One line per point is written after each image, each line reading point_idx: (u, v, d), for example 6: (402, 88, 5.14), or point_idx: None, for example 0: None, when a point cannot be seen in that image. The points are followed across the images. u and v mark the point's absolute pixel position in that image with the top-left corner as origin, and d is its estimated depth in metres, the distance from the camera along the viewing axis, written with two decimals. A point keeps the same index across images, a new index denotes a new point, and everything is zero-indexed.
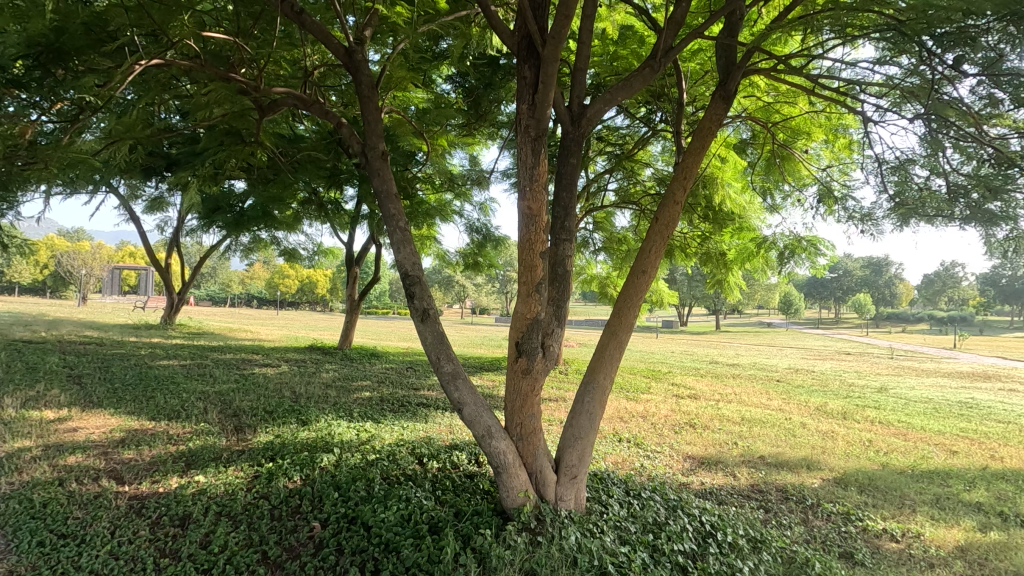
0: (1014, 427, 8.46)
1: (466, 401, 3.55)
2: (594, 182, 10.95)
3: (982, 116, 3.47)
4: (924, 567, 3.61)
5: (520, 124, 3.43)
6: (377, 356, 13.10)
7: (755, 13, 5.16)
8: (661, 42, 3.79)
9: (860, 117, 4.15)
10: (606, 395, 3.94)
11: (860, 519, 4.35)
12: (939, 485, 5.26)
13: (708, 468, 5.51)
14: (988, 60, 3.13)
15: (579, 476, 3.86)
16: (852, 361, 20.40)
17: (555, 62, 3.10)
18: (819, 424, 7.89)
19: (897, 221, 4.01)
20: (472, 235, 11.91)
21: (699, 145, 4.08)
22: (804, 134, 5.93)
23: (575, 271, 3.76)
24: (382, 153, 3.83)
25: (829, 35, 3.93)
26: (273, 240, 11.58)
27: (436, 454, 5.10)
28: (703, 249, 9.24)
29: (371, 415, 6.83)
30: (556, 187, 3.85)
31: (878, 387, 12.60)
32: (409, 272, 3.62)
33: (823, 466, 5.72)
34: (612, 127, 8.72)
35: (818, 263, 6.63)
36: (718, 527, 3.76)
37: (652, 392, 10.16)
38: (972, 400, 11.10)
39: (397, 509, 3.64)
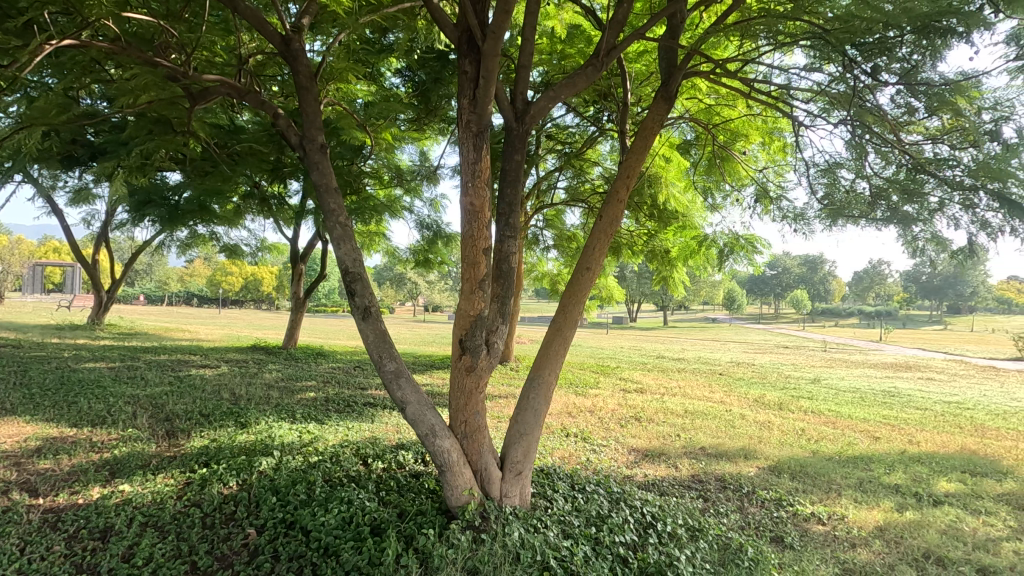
0: (930, 413, 9.11)
1: (410, 400, 3.49)
2: (545, 179, 11.03)
3: (900, 123, 3.66)
4: (848, 547, 3.83)
5: (461, 119, 3.39)
6: (323, 355, 12.74)
7: (696, 17, 5.27)
8: (603, 41, 3.81)
9: (793, 121, 4.34)
10: (551, 391, 3.97)
11: (790, 504, 4.57)
12: (862, 469, 5.60)
13: (651, 460, 5.65)
14: (904, 70, 3.35)
15: (524, 473, 3.88)
16: (789, 354, 21.48)
17: (495, 59, 3.08)
18: (757, 415, 8.24)
19: (826, 221, 4.22)
20: (423, 232, 11.76)
21: (642, 144, 4.17)
22: (743, 136, 6.14)
23: (519, 268, 3.75)
24: (322, 146, 3.71)
25: (765, 42, 4.08)
26: (211, 235, 11.06)
27: (381, 454, 5.01)
28: (649, 247, 9.47)
29: (315, 416, 6.64)
30: (502, 183, 3.82)
31: (812, 378, 13.31)
32: (350, 269, 3.52)
33: (759, 455, 5.97)
34: (562, 125, 8.79)
35: (755, 260, 6.91)
36: (658, 518, 3.86)
37: (600, 387, 10.33)
38: (895, 389, 11.89)
39: (338, 512, 3.54)
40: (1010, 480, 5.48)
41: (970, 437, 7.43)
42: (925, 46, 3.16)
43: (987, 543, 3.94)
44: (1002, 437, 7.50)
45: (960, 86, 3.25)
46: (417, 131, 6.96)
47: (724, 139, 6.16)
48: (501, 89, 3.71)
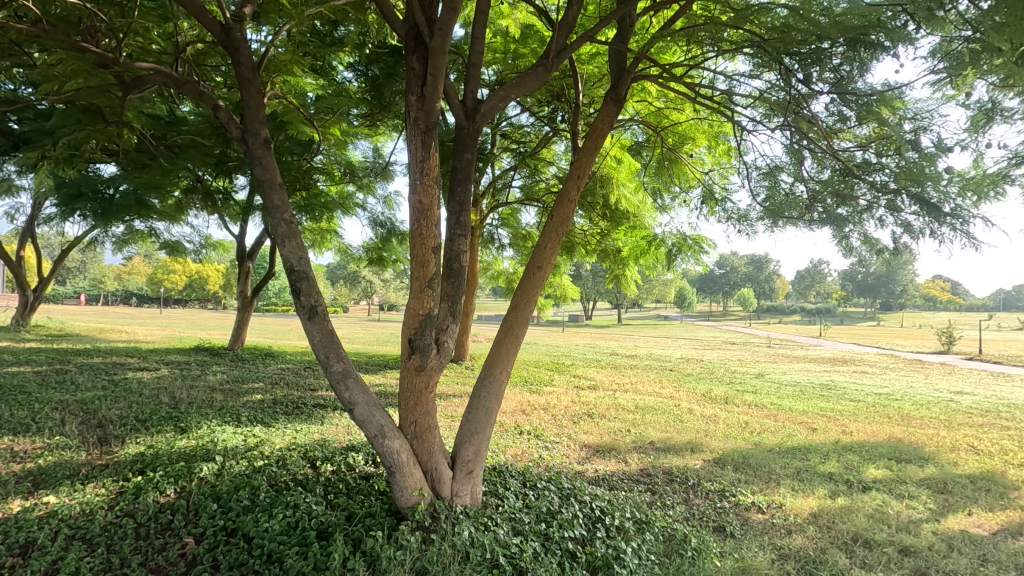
0: (862, 405, 9.66)
1: (358, 401, 3.42)
2: (500, 178, 11.04)
3: (833, 131, 3.83)
4: (785, 534, 4.01)
5: (409, 116, 3.34)
6: (271, 356, 12.36)
7: (646, 21, 5.38)
8: (554, 42, 3.83)
9: (736, 126, 4.50)
10: (502, 389, 3.98)
11: (732, 494, 4.75)
12: (800, 459, 5.88)
13: (602, 455, 5.76)
14: (836, 79, 3.49)
15: (475, 471, 3.88)
16: (736, 350, 22.31)
17: (443, 56, 3.05)
18: (704, 410, 8.52)
19: (768, 222, 4.41)
20: (376, 229, 11.56)
21: (592, 145, 4.24)
22: (690, 139, 6.33)
23: (470, 267, 3.74)
24: (265, 140, 3.58)
25: (711, 48, 4.21)
26: (150, 231, 10.52)
27: (330, 456, 4.91)
28: (601, 246, 9.64)
29: (262, 418, 6.43)
30: (452, 181, 3.80)
31: (756, 373, 13.87)
32: (294, 268, 3.42)
33: (705, 448, 6.18)
34: (518, 124, 8.83)
35: (702, 260, 7.15)
36: (607, 512, 3.94)
37: (554, 385, 10.44)
38: (831, 382, 12.56)
39: (283, 517, 3.45)
40: (931, 465, 5.88)
41: (896, 426, 7.93)
42: (854, 57, 3.32)
43: (908, 525, 4.22)
44: (925, 426, 8.04)
45: (885, 96, 3.40)
46: (370, 127, 6.83)
47: (673, 142, 6.34)
48: (451, 87, 3.69)
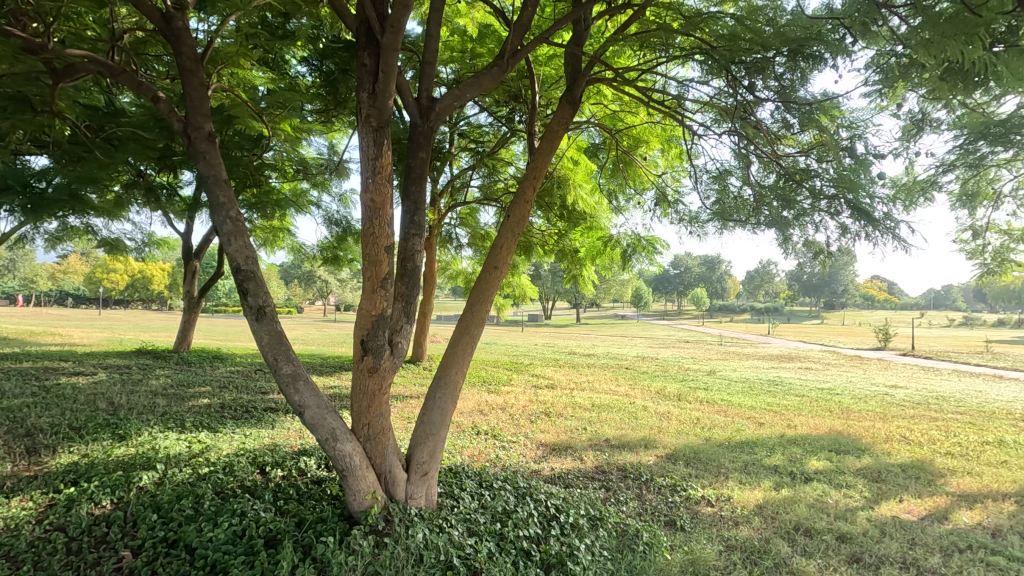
0: (806, 400, 10.11)
1: (308, 404, 3.31)
2: (458, 177, 10.98)
3: (776, 137, 3.97)
4: (732, 525, 4.16)
5: (360, 112, 3.27)
6: (220, 358, 11.90)
7: (602, 24, 5.44)
8: (508, 42, 3.81)
9: (688, 130, 4.62)
10: (458, 390, 3.96)
11: (684, 489, 4.88)
12: (748, 453, 6.10)
13: (558, 454, 5.81)
14: (781, 88, 3.60)
15: (430, 473, 3.85)
16: (689, 348, 22.98)
17: (394, 53, 3.01)
18: (658, 407, 8.73)
19: (718, 224, 4.55)
20: (331, 228, 11.30)
21: (548, 145, 4.27)
22: (644, 142, 6.47)
23: (424, 267, 3.72)
24: (209, 134, 3.44)
25: (663, 53, 4.30)
26: (86, 228, 9.95)
27: (281, 461, 4.77)
28: (559, 246, 9.72)
29: (208, 423, 6.18)
30: (406, 180, 3.76)
31: (708, 371, 14.31)
32: (241, 267, 3.30)
33: (658, 444, 6.33)
34: (476, 124, 8.81)
35: (656, 260, 7.31)
36: (562, 510, 3.99)
37: (512, 384, 10.47)
38: (778, 379, 13.08)
39: (228, 526, 3.32)
40: (867, 456, 6.22)
41: (836, 419, 8.34)
42: (795, 67, 3.45)
43: (845, 513, 4.45)
44: (862, 418, 8.48)
45: (824, 105, 3.56)
46: (324, 123, 6.67)
47: (627, 145, 6.46)
48: (405, 85, 3.64)
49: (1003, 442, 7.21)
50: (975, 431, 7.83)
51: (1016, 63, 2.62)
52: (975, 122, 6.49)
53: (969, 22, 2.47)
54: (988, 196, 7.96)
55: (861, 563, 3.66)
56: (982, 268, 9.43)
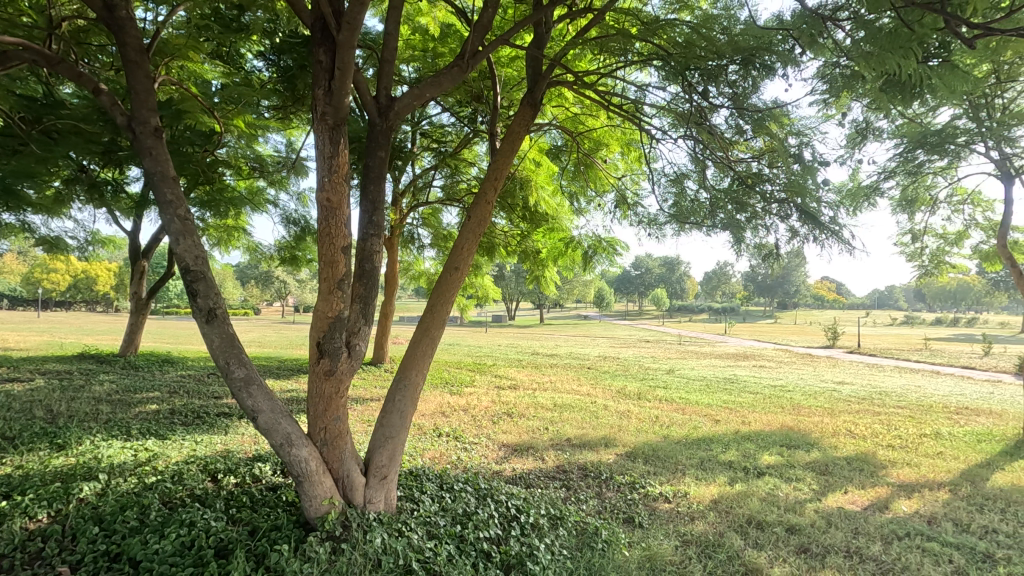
0: (760, 397, 10.45)
1: (262, 408, 3.21)
2: (421, 177, 10.88)
3: (728, 143, 4.07)
4: (688, 521, 4.26)
5: (316, 109, 3.20)
6: (170, 362, 11.44)
7: (563, 27, 5.47)
8: (468, 43, 3.78)
9: (646, 134, 4.71)
10: (417, 392, 3.93)
11: (642, 486, 4.98)
12: (704, 449, 6.27)
13: (520, 454, 5.83)
14: (735, 95, 3.69)
15: (389, 476, 3.80)
16: (650, 347, 23.46)
17: (351, 50, 2.96)
18: (618, 405, 8.87)
19: (676, 226, 4.66)
20: (289, 227, 11.01)
21: (508, 147, 4.28)
22: (605, 145, 6.56)
23: (382, 268, 3.67)
24: (155, 129, 3.29)
25: (624, 58, 4.36)
26: (22, 225, 9.38)
27: (234, 468, 4.62)
28: (521, 247, 9.76)
29: (155, 430, 5.92)
30: (364, 180, 3.71)
31: (667, 369, 14.64)
32: (190, 267, 3.17)
33: (618, 443, 6.43)
34: (438, 123, 8.73)
35: (616, 261, 7.41)
36: (522, 510, 4.00)
37: (475, 385, 10.45)
38: (733, 377, 13.50)
39: (176, 537, 3.19)
40: (815, 450, 6.47)
41: (787, 415, 8.66)
42: (748, 75, 3.55)
43: (794, 505, 4.62)
44: (811, 414, 8.84)
45: (774, 113, 3.66)
46: (281, 120, 6.49)
47: (588, 147, 6.54)
48: (363, 82, 3.58)
49: (938, 434, 7.65)
50: (914, 424, 8.27)
51: (949, 78, 2.78)
52: (913, 132, 6.86)
53: (907, 38, 2.60)
54: (926, 201, 8.42)
55: (809, 553, 3.81)
56: (921, 269, 9.97)
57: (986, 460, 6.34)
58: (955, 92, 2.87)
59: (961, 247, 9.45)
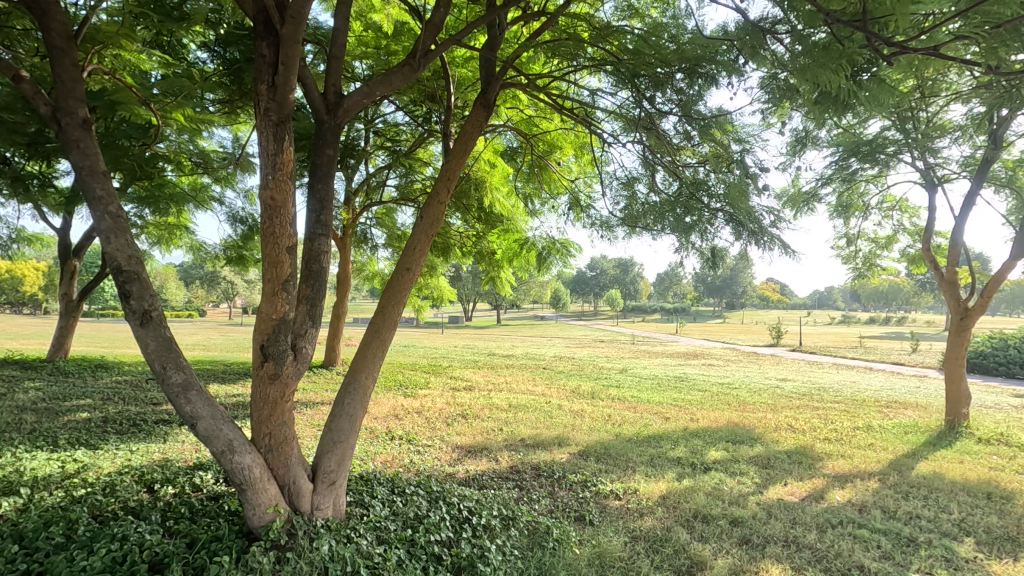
0: (708, 394, 10.82)
1: (201, 414, 3.07)
2: (374, 176, 10.68)
3: (676, 148, 4.19)
4: (637, 517, 4.35)
5: (258, 105, 3.10)
6: (104, 367, 10.81)
7: (518, 29, 5.48)
8: (420, 42, 3.74)
9: (599, 138, 4.79)
10: (368, 394, 3.86)
11: (594, 484, 5.06)
12: (654, 446, 6.43)
13: (473, 456, 5.82)
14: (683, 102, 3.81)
15: (338, 482, 3.71)
16: (604, 347, 23.90)
17: (296, 45, 2.87)
18: (573, 405, 8.98)
19: (627, 228, 4.76)
20: (236, 226, 10.61)
21: (461, 148, 4.27)
22: (558, 148, 6.63)
23: (331, 269, 3.60)
24: (84, 121, 3.11)
25: (577, 62, 4.42)
26: None
27: (172, 478, 4.41)
28: (477, 248, 9.73)
29: (86, 440, 5.58)
30: (312, 178, 3.62)
31: (620, 368, 14.94)
32: (122, 267, 2.99)
33: (571, 442, 6.51)
34: (392, 122, 8.58)
35: (569, 263, 7.50)
36: (475, 512, 3.99)
37: (430, 387, 10.35)
38: (683, 375, 13.92)
39: (107, 552, 3.01)
40: (759, 444, 6.75)
41: (734, 412, 8.97)
42: (694, 83, 3.67)
43: (738, 499, 4.79)
44: (755, 410, 9.21)
45: (719, 120, 3.80)
46: (227, 114, 6.24)
47: (542, 150, 6.59)
48: (310, 79, 3.49)
49: (870, 426, 8.11)
50: (848, 418, 8.74)
51: (877, 92, 2.95)
52: (848, 142, 7.26)
53: (839, 53, 2.74)
54: (859, 208, 8.92)
55: (750, 543, 3.96)
56: (855, 272, 10.55)
57: (912, 450, 6.77)
58: (884, 105, 3.05)
59: (891, 251, 10.05)
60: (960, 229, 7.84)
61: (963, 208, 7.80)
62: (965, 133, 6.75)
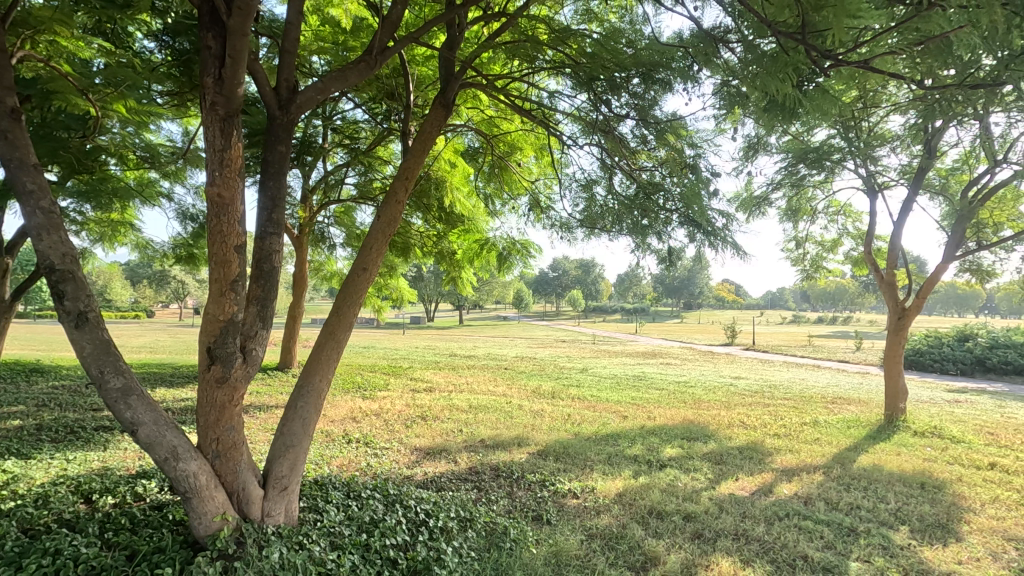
0: (665, 393, 11.06)
1: (142, 421, 2.93)
2: (332, 174, 10.45)
3: (634, 151, 4.26)
4: (594, 515, 4.41)
5: (204, 98, 2.98)
6: (39, 372, 10.19)
7: (478, 28, 5.44)
8: (377, 39, 3.67)
9: (558, 139, 4.80)
10: (321, 397, 3.78)
11: (552, 483, 5.09)
12: (612, 445, 6.53)
13: (432, 458, 5.77)
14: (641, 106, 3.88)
15: (290, 487, 3.61)
16: (566, 347, 24.14)
17: (243, 37, 2.77)
18: (533, 405, 9.03)
19: (587, 230, 4.79)
20: (185, 224, 10.20)
21: (420, 147, 4.23)
22: (518, 149, 6.63)
23: (283, 269, 3.51)
24: (12, 111, 2.92)
25: (538, 63, 4.42)
26: None
27: (112, 487, 4.20)
28: (437, 248, 9.65)
29: (17, 449, 5.25)
30: (263, 175, 3.52)
31: (581, 368, 15.12)
32: (55, 266, 2.83)
33: (530, 441, 6.54)
34: (352, 119, 8.39)
35: (530, 264, 7.52)
36: (431, 515, 3.96)
37: (389, 389, 10.19)
38: (641, 374, 14.20)
39: (37, 568, 2.84)
40: (712, 441, 6.95)
41: (689, 409, 9.21)
42: (650, 88, 3.73)
43: (692, 494, 4.92)
44: (710, 407, 9.48)
45: (673, 125, 3.88)
46: (175, 107, 5.98)
47: (502, 150, 6.58)
48: (261, 72, 3.38)
49: (816, 422, 8.46)
50: (797, 414, 9.10)
51: (821, 100, 3.07)
52: (796, 149, 7.57)
53: (785, 63, 2.83)
54: (807, 212, 9.31)
55: (702, 537, 4.07)
56: (803, 273, 10.99)
57: (854, 444, 7.11)
58: (827, 113, 3.18)
59: (836, 253, 10.53)
60: (898, 234, 8.27)
61: (901, 213, 8.24)
62: (902, 142, 7.14)
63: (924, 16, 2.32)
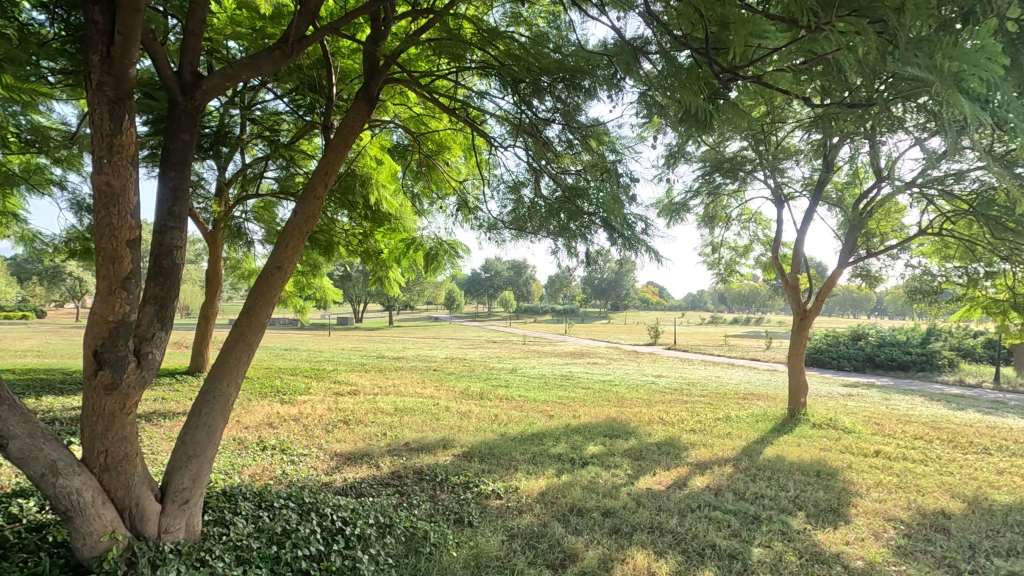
0: (590, 391, 11.35)
1: (15, 433, 2.57)
2: (251, 167, 9.89)
3: (559, 154, 4.31)
4: (516, 515, 4.43)
5: (90, 77, 2.70)
6: None
7: (405, 23, 5.31)
8: (294, 25, 3.46)
9: (485, 140, 4.77)
10: (229, 404, 3.54)
11: (476, 485, 5.07)
12: (537, 444, 6.61)
13: (353, 463, 5.59)
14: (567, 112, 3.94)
15: (191, 501, 3.38)
16: (497, 347, 24.26)
17: (137, 13, 2.54)
18: (460, 406, 8.97)
19: (514, 231, 4.80)
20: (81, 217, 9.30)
21: (342, 141, 4.08)
22: (447, 147, 6.56)
23: (185, 266, 3.27)
24: None
25: (466, 63, 4.37)
26: None
27: None
28: (363, 247, 9.35)
29: None
30: (163, 165, 3.26)
31: (510, 368, 15.23)
32: None
33: (456, 443, 6.49)
34: (273, 110, 7.96)
35: (457, 264, 7.44)
36: (349, 522, 3.81)
37: (311, 393, 9.78)
38: (568, 373, 14.47)
39: None
40: (632, 437, 7.20)
41: (612, 407, 9.49)
42: (573, 94, 3.79)
43: (611, 490, 5.06)
44: (632, 405, 9.84)
45: (597, 131, 3.96)
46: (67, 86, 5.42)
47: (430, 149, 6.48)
48: (161, 54, 3.11)
49: (728, 417, 8.98)
50: (711, 410, 9.62)
51: (730, 114, 3.24)
52: (712, 158, 8.00)
53: (697, 76, 2.95)
54: (722, 219, 9.85)
55: (619, 532, 4.20)
56: (718, 276, 11.62)
57: (760, 437, 7.61)
58: (737, 126, 3.35)
59: (747, 258, 11.22)
60: (801, 241, 8.93)
61: (804, 222, 8.90)
62: (805, 156, 7.72)
63: (814, 37, 2.48)
